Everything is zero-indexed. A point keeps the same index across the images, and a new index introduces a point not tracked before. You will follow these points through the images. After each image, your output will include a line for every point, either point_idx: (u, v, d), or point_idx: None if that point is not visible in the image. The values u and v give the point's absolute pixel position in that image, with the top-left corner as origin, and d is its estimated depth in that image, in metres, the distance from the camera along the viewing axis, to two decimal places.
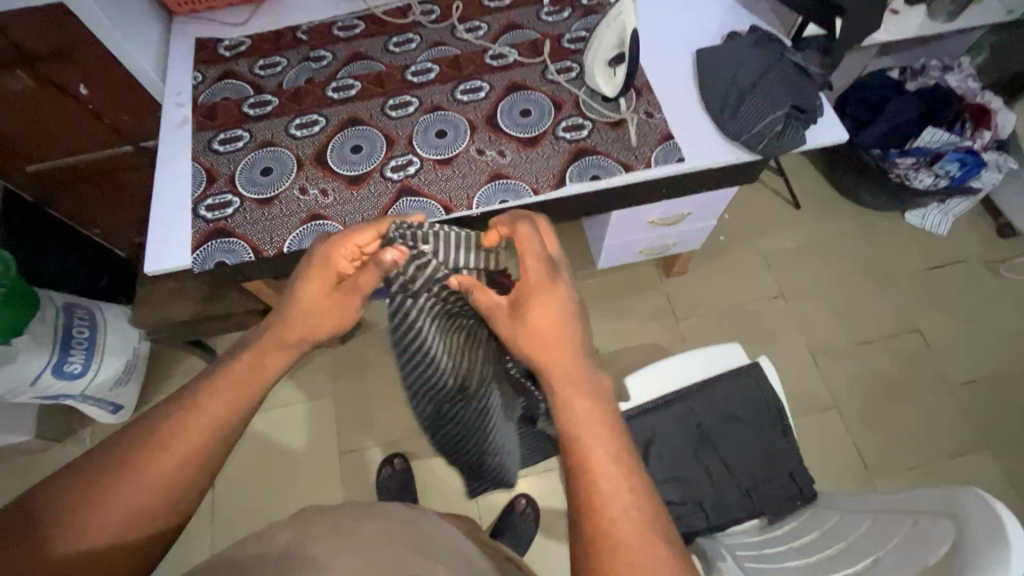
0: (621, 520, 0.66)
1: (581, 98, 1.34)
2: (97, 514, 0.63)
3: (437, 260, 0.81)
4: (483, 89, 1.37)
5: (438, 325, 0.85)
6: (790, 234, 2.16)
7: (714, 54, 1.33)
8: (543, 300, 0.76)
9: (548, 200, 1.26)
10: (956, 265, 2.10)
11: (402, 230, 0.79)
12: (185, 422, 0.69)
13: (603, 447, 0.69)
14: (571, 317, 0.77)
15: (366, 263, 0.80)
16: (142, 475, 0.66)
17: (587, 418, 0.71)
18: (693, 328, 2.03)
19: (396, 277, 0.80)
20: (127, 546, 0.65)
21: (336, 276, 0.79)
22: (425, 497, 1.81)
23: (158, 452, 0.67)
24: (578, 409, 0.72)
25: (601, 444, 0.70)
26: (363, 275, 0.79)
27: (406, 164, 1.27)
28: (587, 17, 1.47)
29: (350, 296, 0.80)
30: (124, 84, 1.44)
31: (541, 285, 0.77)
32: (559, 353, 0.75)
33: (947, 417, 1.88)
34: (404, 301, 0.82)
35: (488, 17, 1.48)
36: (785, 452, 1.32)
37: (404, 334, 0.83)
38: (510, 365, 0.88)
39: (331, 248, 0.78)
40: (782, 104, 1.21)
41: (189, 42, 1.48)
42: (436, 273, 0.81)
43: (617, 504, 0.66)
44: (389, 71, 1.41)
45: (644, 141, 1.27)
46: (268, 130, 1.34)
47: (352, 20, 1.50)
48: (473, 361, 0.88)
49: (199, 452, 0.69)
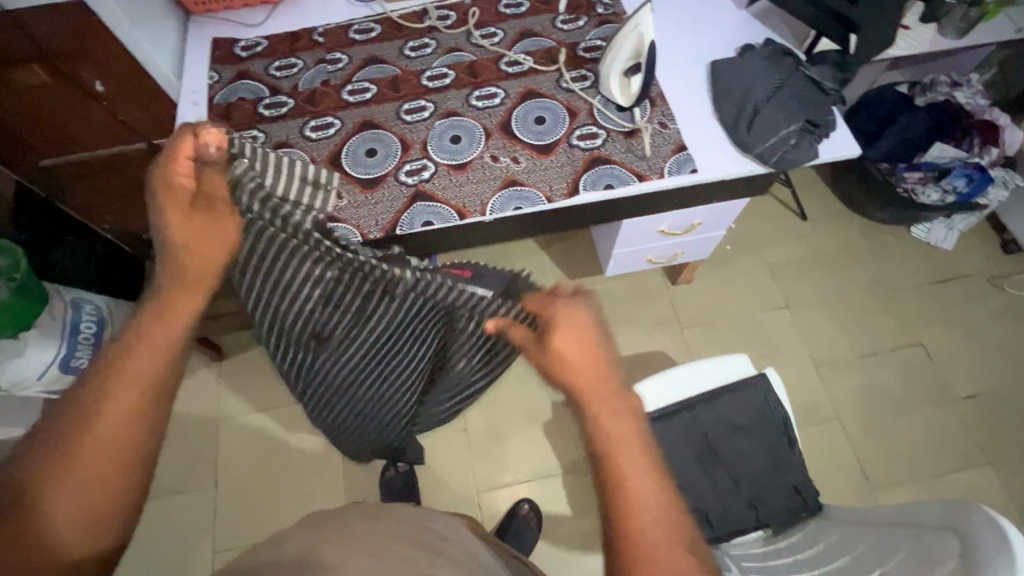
0: (655, 546, 0.65)
1: (596, 107, 1.34)
2: (62, 474, 0.64)
3: (256, 178, 0.80)
4: (498, 96, 1.38)
5: (256, 252, 0.84)
6: (797, 244, 2.17)
7: (728, 66, 1.34)
8: (571, 326, 0.74)
9: (561, 207, 1.26)
10: (960, 279, 2.11)
11: (233, 141, 0.79)
12: (115, 380, 0.68)
13: (637, 471, 0.68)
14: (593, 325, 0.75)
15: (204, 172, 0.75)
16: (90, 435, 0.66)
17: (615, 437, 0.70)
18: (698, 336, 2.04)
19: (238, 189, 0.78)
20: (103, 496, 0.66)
21: (186, 195, 0.74)
22: (427, 500, 1.82)
23: (97, 412, 0.66)
24: (610, 428, 0.71)
25: (639, 474, 0.68)
26: (206, 185, 0.75)
27: (420, 169, 1.28)
28: (603, 26, 1.48)
29: (206, 213, 0.76)
30: (140, 82, 1.45)
31: (568, 312, 0.75)
32: (594, 366, 0.73)
33: (949, 431, 1.88)
34: (250, 221, 0.81)
35: (504, 24, 1.49)
36: (788, 464, 1.33)
37: (242, 267, 0.87)
38: (328, 299, 0.90)
39: (163, 167, 0.73)
40: (796, 119, 1.22)
41: (206, 41, 1.49)
42: (246, 184, 0.78)
43: (658, 534, 0.65)
44: (405, 75, 1.42)
45: (657, 152, 1.28)
46: (284, 131, 1.35)
47: (369, 24, 1.51)
48: (288, 297, 0.90)
49: (140, 402, 0.68)
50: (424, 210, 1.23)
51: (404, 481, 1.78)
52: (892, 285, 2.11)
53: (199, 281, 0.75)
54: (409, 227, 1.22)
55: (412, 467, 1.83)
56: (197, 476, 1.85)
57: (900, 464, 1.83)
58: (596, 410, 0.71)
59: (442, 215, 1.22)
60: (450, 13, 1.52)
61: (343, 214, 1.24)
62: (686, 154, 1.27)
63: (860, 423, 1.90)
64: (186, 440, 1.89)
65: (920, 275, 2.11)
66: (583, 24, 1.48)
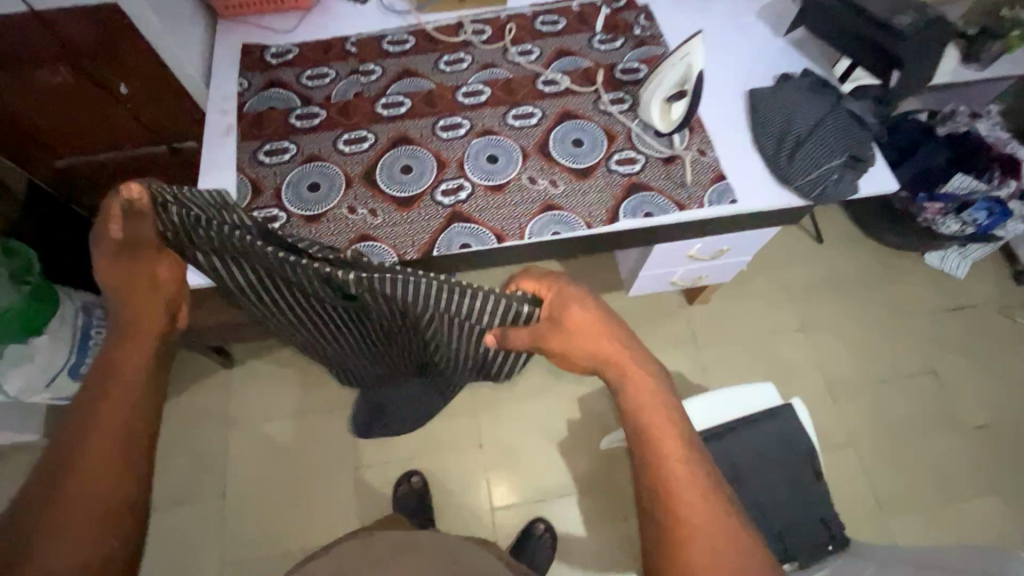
0: (704, 513, 0.78)
1: (634, 131, 1.33)
2: (71, 496, 0.67)
3: (180, 221, 0.77)
4: (535, 116, 1.36)
5: (222, 275, 0.90)
6: (813, 268, 2.18)
7: (768, 97, 1.33)
8: (583, 308, 0.86)
9: (599, 234, 1.25)
10: (972, 308, 2.13)
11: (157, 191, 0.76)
12: (101, 405, 0.72)
13: (677, 452, 0.81)
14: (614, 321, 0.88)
15: (128, 219, 0.76)
16: (88, 455, 0.69)
17: (654, 419, 0.84)
18: (714, 357, 2.03)
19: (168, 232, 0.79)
20: (114, 506, 0.69)
21: (115, 244, 0.77)
22: (439, 517, 1.79)
23: (90, 434, 0.70)
24: (648, 413, 0.84)
25: (667, 445, 0.82)
26: (134, 230, 0.77)
27: (457, 189, 1.26)
28: (640, 48, 1.47)
29: (138, 261, 0.79)
30: (165, 85, 1.41)
31: (579, 299, 0.87)
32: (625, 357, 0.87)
33: (959, 460, 1.90)
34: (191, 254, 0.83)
35: (541, 42, 1.48)
36: (816, 497, 1.33)
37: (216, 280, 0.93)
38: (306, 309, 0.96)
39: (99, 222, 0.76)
40: (839, 154, 1.23)
41: (235, 46, 1.45)
42: (177, 231, 0.78)
43: (691, 498, 0.78)
44: (440, 90, 1.39)
45: (696, 181, 1.27)
46: (316, 144, 1.32)
47: (403, 35, 1.48)
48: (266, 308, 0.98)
49: (130, 415, 0.73)
50: (461, 232, 1.21)
51: (418, 498, 1.76)
52: (906, 311, 2.12)
53: (152, 322, 0.79)
54: (446, 248, 1.19)
55: (426, 483, 1.81)
56: (204, 486, 1.81)
57: (912, 492, 1.85)
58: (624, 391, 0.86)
59: (480, 238, 1.20)
60: (486, 28, 1.50)
61: (378, 233, 1.21)
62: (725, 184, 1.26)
63: (873, 450, 1.91)
64: (194, 449, 1.85)
65: (934, 303, 2.13)
66: (620, 45, 1.47)
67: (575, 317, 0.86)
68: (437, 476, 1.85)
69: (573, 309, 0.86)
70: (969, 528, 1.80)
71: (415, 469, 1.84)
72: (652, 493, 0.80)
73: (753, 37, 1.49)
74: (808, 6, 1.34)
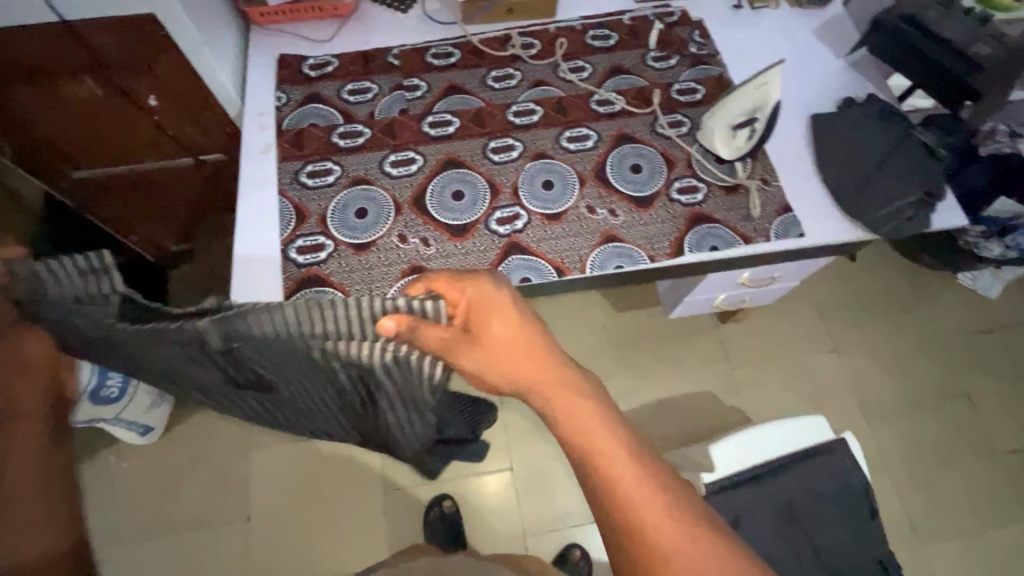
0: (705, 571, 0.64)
1: (694, 157, 1.27)
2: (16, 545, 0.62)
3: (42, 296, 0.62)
4: (590, 138, 1.30)
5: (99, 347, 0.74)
6: (847, 286, 2.15)
7: (834, 125, 1.29)
8: (498, 316, 0.74)
9: (661, 267, 1.20)
10: (1005, 329, 2.11)
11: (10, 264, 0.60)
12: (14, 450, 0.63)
13: (647, 495, 0.68)
14: (540, 333, 0.76)
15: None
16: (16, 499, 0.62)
17: (608, 459, 0.69)
18: (748, 378, 2.00)
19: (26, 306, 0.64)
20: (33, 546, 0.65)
21: None
22: (471, 542, 1.75)
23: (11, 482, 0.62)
24: (597, 455, 0.69)
25: (616, 457, 0.69)
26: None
27: (513, 218, 1.20)
28: (696, 67, 1.41)
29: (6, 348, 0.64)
30: (197, 98, 1.32)
31: (475, 298, 0.73)
32: (547, 379, 0.73)
33: (993, 485, 1.89)
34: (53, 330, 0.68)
35: (593, 58, 1.41)
36: (870, 535, 1.31)
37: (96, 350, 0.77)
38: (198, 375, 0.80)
39: None
40: (913, 189, 1.18)
41: (271, 57, 1.37)
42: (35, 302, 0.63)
43: (653, 512, 0.67)
44: (489, 109, 1.33)
45: (762, 212, 1.22)
46: (362, 165, 1.25)
47: (448, 48, 1.41)
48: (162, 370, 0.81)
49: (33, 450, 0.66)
50: (520, 264, 1.15)
51: (450, 524, 1.71)
52: (938, 331, 2.10)
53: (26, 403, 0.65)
54: None
55: (458, 508, 1.76)
56: (228, 510, 1.75)
57: (948, 518, 1.83)
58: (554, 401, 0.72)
59: (539, 271, 1.15)
60: (534, 41, 1.43)
61: (432, 263, 1.15)
62: (791, 216, 1.22)
63: (908, 474, 1.89)
64: (216, 471, 1.79)
65: (967, 323, 2.11)
66: (675, 64, 1.41)
67: (488, 339, 0.73)
68: (468, 500, 1.80)
69: (481, 330, 0.73)
70: (1003, 554, 1.80)
71: (446, 493, 1.79)
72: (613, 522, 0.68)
73: (811, 58, 1.44)
74: (876, 30, 1.29)
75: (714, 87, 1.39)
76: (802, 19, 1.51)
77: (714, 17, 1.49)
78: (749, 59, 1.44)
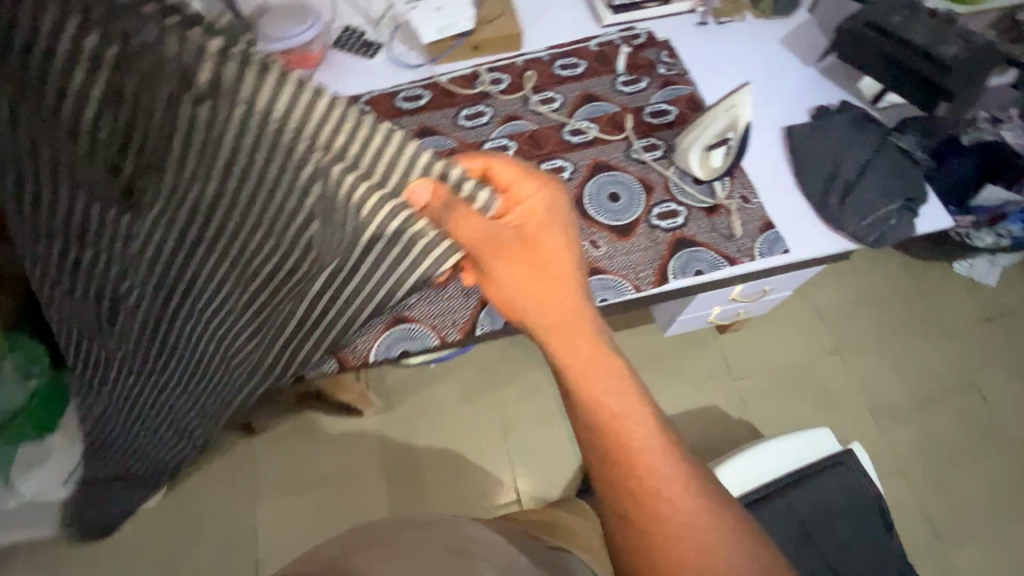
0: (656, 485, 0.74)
1: (672, 180, 1.26)
2: None
3: None
4: (565, 169, 1.29)
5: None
6: (843, 285, 2.12)
7: (809, 135, 1.28)
8: (509, 262, 0.74)
9: (647, 296, 1.19)
10: (1007, 317, 2.09)
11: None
12: None
13: (628, 421, 0.75)
14: (565, 247, 0.78)
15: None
16: None
17: (595, 378, 0.76)
18: (751, 388, 1.97)
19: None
20: None
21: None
22: None
23: None
24: (585, 371, 0.76)
25: (625, 412, 0.76)
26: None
27: None
28: (667, 87, 1.41)
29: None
30: None
31: (519, 226, 0.76)
32: (564, 323, 0.77)
33: (1011, 478, 1.85)
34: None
35: (563, 88, 1.41)
36: (885, 550, 1.28)
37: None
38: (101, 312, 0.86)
39: None
40: (897, 197, 1.16)
41: None
42: None
43: (656, 477, 0.74)
44: (462, 148, 1.32)
45: (745, 231, 1.20)
46: None
47: (417, 89, 1.41)
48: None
49: None
50: None
51: None
52: (940, 323, 2.07)
53: None
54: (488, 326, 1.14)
55: None
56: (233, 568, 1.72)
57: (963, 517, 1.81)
58: (571, 357, 0.77)
59: None
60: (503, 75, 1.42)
61: (415, 312, 1.14)
62: (775, 232, 1.21)
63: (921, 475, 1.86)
64: (219, 529, 1.76)
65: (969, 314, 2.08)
66: (646, 86, 1.41)
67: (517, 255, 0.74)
68: None
69: (539, 244, 0.76)
70: None
71: None
72: (617, 467, 0.74)
73: (782, 70, 1.43)
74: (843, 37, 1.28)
75: (686, 106, 1.38)
76: (769, 30, 1.51)
77: (681, 35, 1.49)
78: (720, 74, 1.44)
